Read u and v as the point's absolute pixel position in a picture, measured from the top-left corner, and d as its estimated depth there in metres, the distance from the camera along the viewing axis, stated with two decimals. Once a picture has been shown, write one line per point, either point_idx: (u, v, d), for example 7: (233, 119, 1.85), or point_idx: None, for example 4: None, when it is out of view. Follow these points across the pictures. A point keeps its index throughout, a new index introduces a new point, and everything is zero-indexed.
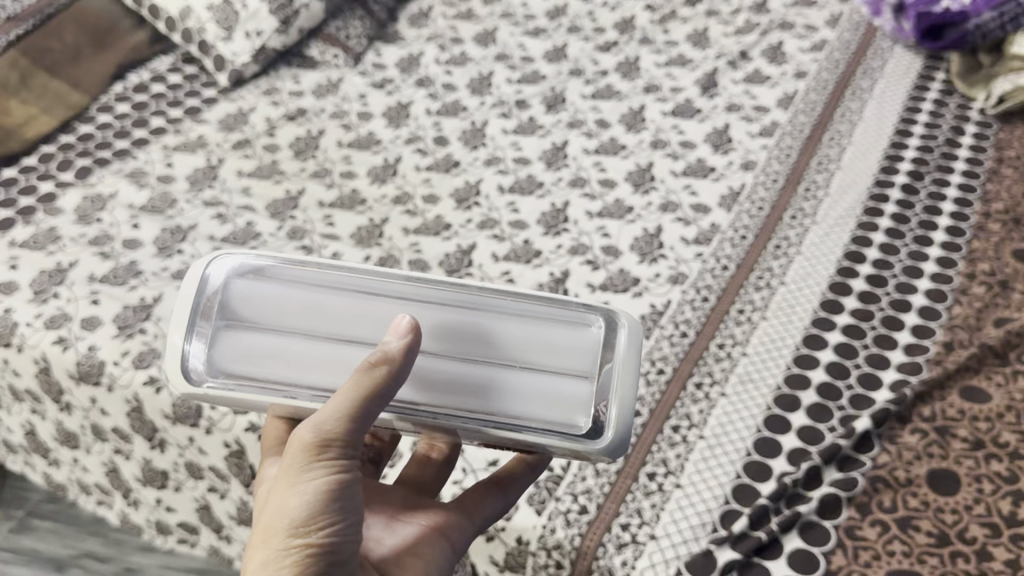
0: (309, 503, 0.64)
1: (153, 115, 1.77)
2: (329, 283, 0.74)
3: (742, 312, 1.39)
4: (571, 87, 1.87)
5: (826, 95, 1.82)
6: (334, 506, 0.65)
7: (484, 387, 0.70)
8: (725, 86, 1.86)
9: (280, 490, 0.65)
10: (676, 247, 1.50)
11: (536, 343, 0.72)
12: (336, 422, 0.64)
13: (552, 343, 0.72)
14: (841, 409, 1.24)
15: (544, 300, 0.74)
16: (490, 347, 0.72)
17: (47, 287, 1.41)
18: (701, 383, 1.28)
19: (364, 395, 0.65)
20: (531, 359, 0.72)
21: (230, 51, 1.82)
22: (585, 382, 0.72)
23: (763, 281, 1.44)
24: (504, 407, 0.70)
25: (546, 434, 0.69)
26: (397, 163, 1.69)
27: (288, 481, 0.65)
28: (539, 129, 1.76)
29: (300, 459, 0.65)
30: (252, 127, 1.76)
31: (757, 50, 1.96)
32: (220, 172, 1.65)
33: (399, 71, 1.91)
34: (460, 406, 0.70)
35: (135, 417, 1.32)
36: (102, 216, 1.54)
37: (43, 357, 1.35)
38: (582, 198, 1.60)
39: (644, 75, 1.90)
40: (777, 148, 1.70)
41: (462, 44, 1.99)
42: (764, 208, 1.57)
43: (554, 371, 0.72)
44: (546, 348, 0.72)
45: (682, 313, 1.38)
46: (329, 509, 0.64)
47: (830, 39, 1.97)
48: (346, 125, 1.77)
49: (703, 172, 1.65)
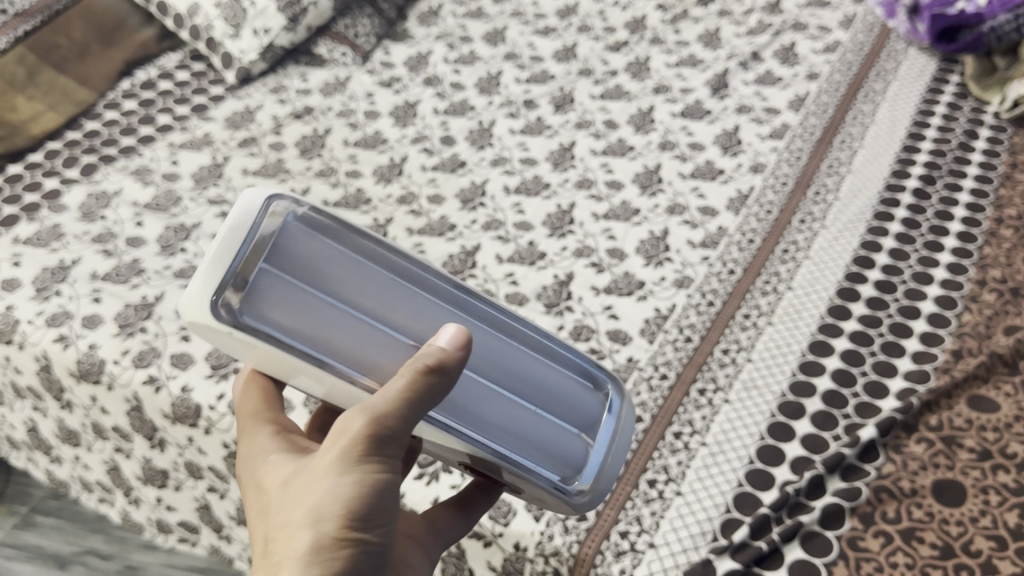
0: (344, 497, 0.57)
1: (159, 112, 1.77)
2: (377, 264, 0.68)
3: (748, 317, 1.37)
4: (580, 88, 1.86)
5: (838, 97, 1.80)
6: (373, 506, 0.58)
7: (512, 422, 0.71)
8: (736, 87, 1.84)
9: (315, 480, 0.59)
10: (682, 251, 1.48)
11: (555, 392, 0.75)
12: (388, 411, 0.58)
13: (567, 398, 0.76)
14: (846, 417, 1.22)
15: (561, 355, 0.78)
16: (524, 388, 0.73)
17: (50, 285, 1.41)
18: (705, 390, 1.26)
19: (420, 385, 0.59)
20: (547, 407, 0.75)
21: (238, 48, 1.82)
22: (580, 439, 0.78)
23: (770, 285, 1.42)
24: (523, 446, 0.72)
25: (548, 480, 0.73)
26: (403, 163, 1.68)
27: (324, 469, 0.59)
28: (547, 129, 1.75)
29: (342, 447, 0.58)
30: (258, 124, 1.75)
31: (769, 51, 1.94)
32: (225, 170, 1.65)
33: (407, 69, 1.90)
34: (490, 433, 0.70)
35: (135, 416, 1.32)
36: (106, 213, 1.54)
37: (44, 355, 1.35)
38: (588, 200, 1.59)
39: (653, 75, 1.88)
40: (788, 150, 1.68)
41: (471, 43, 1.98)
42: (773, 212, 1.55)
43: (564, 420, 0.76)
44: (560, 401, 0.76)
45: (686, 318, 1.37)
46: (366, 509, 0.58)
47: (843, 40, 1.95)
48: (353, 123, 1.76)
49: (711, 174, 1.63)
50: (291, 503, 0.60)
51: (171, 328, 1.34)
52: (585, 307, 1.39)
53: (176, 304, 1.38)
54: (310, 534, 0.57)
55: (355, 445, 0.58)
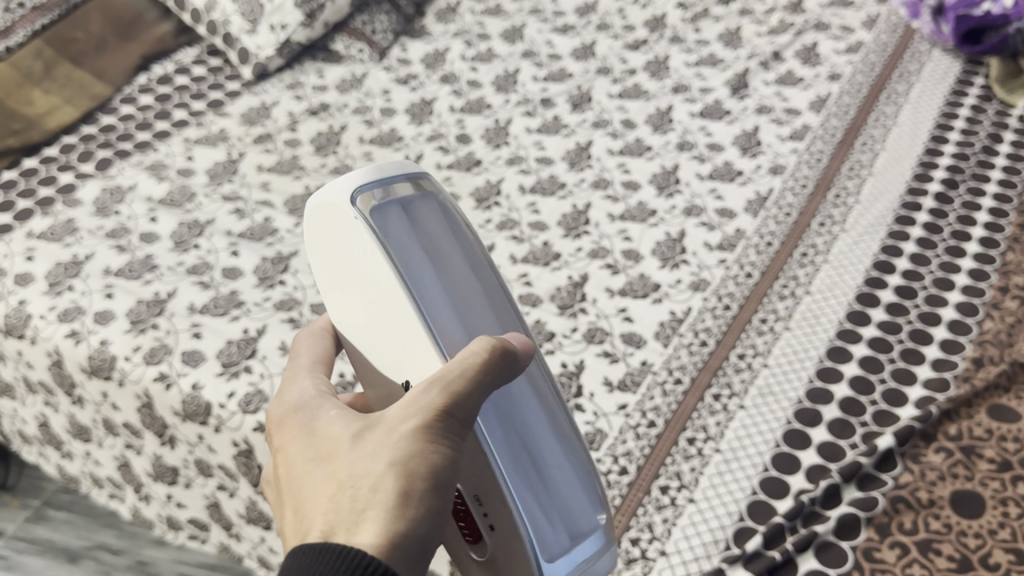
0: (425, 451, 0.59)
1: (175, 107, 1.76)
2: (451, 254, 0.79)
3: (765, 322, 1.35)
4: (598, 86, 1.84)
5: (860, 98, 1.77)
6: (447, 469, 0.60)
7: (524, 461, 0.74)
8: (756, 87, 1.81)
9: (387, 439, 0.60)
10: (698, 253, 1.46)
11: (563, 489, 0.77)
12: (464, 382, 0.63)
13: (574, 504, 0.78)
14: (864, 425, 1.20)
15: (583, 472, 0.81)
16: (536, 453, 0.76)
17: (62, 280, 1.41)
18: (720, 395, 1.25)
19: (493, 363, 0.65)
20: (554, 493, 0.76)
21: (255, 44, 1.81)
22: (565, 534, 0.76)
23: (788, 289, 1.40)
24: (523, 492, 0.72)
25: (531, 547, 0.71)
26: (418, 161, 1.67)
27: (400, 431, 0.60)
28: (563, 129, 1.73)
29: (424, 414, 0.60)
30: (274, 121, 1.74)
31: (791, 50, 1.91)
32: (240, 166, 1.64)
33: (424, 66, 1.89)
34: (503, 453, 0.71)
35: (146, 413, 1.32)
36: (120, 209, 1.54)
37: (56, 350, 1.35)
38: (604, 200, 1.57)
39: (672, 74, 1.86)
40: (808, 152, 1.65)
41: (489, 40, 1.97)
42: (792, 214, 1.53)
43: (563, 499, 0.77)
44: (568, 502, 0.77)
45: (702, 321, 1.35)
46: (440, 469, 0.59)
47: (867, 41, 1.92)
48: (368, 120, 1.75)
49: (730, 175, 1.61)
50: (360, 464, 0.59)
51: (183, 325, 1.34)
52: (599, 309, 1.37)
53: (188, 301, 1.38)
54: (392, 487, 0.56)
55: (429, 412, 0.61)
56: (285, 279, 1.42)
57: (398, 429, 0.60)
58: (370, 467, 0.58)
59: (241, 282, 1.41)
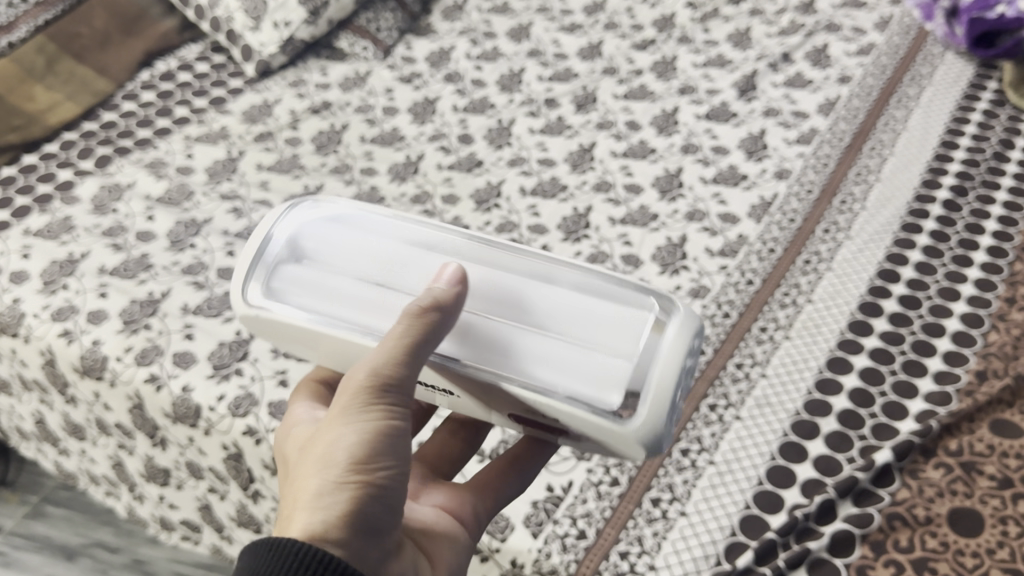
0: (351, 436, 0.59)
1: (177, 104, 1.75)
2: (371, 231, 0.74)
3: (765, 331, 1.32)
4: (603, 87, 1.82)
5: (870, 102, 1.74)
6: (384, 448, 0.59)
7: (534, 339, 0.67)
8: (764, 89, 1.78)
9: (329, 428, 0.61)
10: (699, 259, 1.44)
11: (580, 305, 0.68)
12: (392, 356, 0.60)
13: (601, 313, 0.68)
14: (862, 439, 1.17)
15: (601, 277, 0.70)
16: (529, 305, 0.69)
17: (57, 278, 1.40)
18: (716, 405, 1.22)
19: (419, 324, 0.61)
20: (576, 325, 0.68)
21: (258, 41, 1.80)
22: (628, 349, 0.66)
23: (789, 297, 1.37)
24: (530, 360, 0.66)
25: (572, 404, 0.63)
26: (419, 161, 1.65)
27: (337, 426, 0.59)
28: (567, 130, 1.71)
29: (351, 396, 0.60)
30: (275, 119, 1.73)
31: (801, 52, 1.88)
32: (239, 165, 1.63)
33: (428, 65, 1.87)
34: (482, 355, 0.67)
35: (137, 413, 1.31)
36: (118, 207, 1.53)
37: (49, 350, 1.34)
38: (605, 203, 1.55)
39: (680, 75, 1.83)
40: (815, 156, 1.62)
41: (495, 39, 1.95)
42: (797, 220, 1.50)
43: (601, 331, 0.67)
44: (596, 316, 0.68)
45: (700, 329, 1.33)
46: (374, 449, 0.58)
47: (878, 43, 1.89)
48: (371, 119, 1.74)
49: (734, 179, 1.59)
50: (303, 466, 0.61)
51: (176, 326, 1.33)
52: None
53: (182, 302, 1.37)
54: (314, 480, 0.58)
55: (362, 394, 0.60)
56: None
57: (336, 427, 0.60)
58: (312, 469, 0.59)
59: None
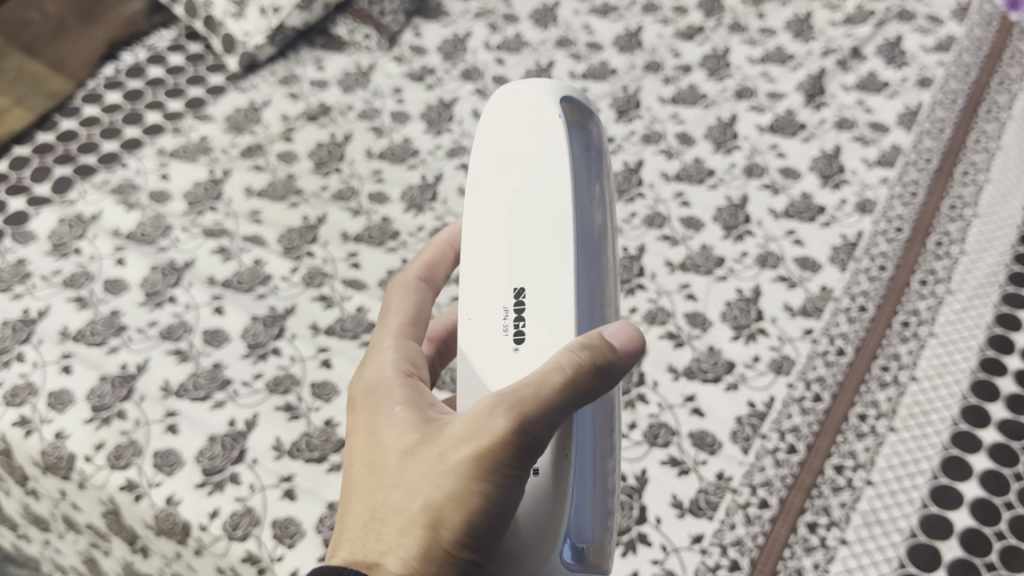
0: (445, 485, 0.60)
1: (148, 108, 1.49)
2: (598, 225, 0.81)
3: (865, 421, 1.10)
4: (647, 87, 1.56)
5: (957, 112, 1.49)
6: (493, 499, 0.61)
7: None
8: (834, 93, 1.54)
9: (426, 460, 0.62)
10: (778, 320, 1.21)
11: None
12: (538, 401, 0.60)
13: None
14: (991, 569, 0.96)
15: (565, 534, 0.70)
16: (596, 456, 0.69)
17: (10, 346, 1.16)
18: (816, 525, 1.01)
19: (578, 382, 0.61)
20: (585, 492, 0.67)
21: (242, 30, 1.53)
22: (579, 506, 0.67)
23: (890, 373, 1.15)
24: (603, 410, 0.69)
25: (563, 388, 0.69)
26: (437, 184, 1.41)
27: (442, 470, 0.61)
28: (607, 144, 1.47)
29: (478, 444, 0.59)
30: (265, 127, 1.48)
31: (871, 46, 1.63)
32: (224, 189, 1.38)
33: (442, 57, 1.61)
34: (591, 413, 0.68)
35: (112, 519, 1.08)
36: (81, 246, 1.28)
37: (2, 439, 1.11)
38: (660, 242, 1.31)
39: (735, 73, 1.58)
40: (901, 183, 1.39)
41: (517, 24, 1.68)
42: (888, 267, 1.27)
43: None
44: None
45: (788, 418, 1.11)
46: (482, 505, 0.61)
47: (958, 36, 1.64)
48: (377, 128, 1.49)
49: (810, 213, 1.35)
50: (402, 492, 0.61)
51: (155, 414, 1.10)
52: (661, 397, 1.13)
53: (162, 378, 1.14)
54: (415, 539, 0.60)
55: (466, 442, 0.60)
56: (280, 347, 1.17)
57: (449, 467, 0.60)
58: (404, 506, 0.61)
59: (226, 349, 1.17)
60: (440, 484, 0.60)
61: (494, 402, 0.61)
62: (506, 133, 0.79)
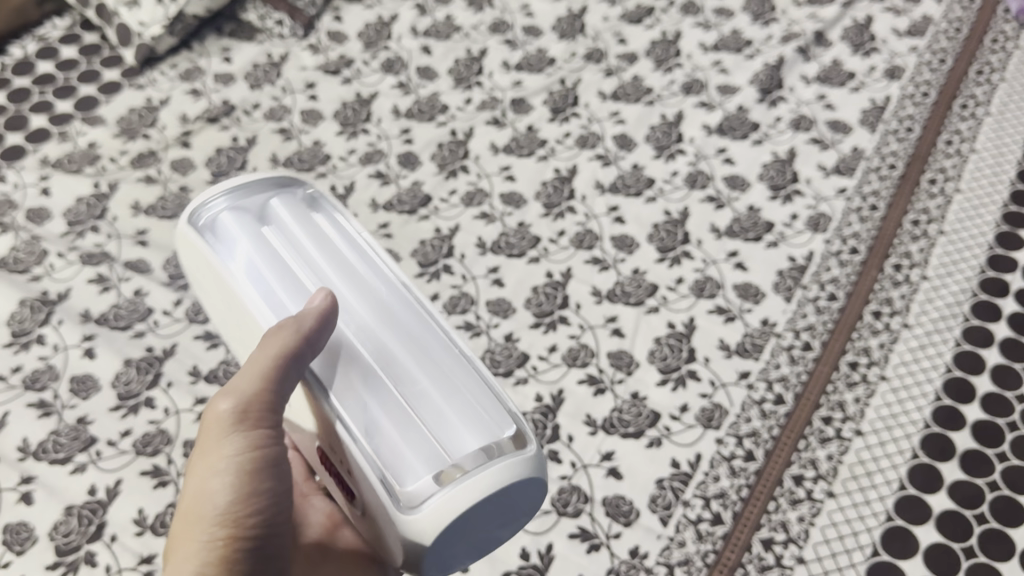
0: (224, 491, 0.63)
1: (34, 110, 1.36)
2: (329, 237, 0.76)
3: (800, 486, 0.99)
4: (586, 79, 1.42)
5: (927, 107, 1.35)
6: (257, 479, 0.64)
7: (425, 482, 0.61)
8: (793, 87, 1.40)
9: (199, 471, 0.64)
10: (712, 361, 1.08)
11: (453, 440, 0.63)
12: (257, 380, 0.64)
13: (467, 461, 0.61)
14: None
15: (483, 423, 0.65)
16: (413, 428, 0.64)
17: None
18: None
19: (283, 356, 0.64)
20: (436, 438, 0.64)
21: (136, 20, 1.39)
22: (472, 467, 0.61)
23: (832, 427, 1.03)
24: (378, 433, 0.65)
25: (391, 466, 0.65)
26: (348, 196, 1.28)
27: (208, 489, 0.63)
28: (539, 148, 1.33)
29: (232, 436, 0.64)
30: (160, 129, 1.34)
31: (837, 29, 1.48)
32: (110, 205, 1.25)
33: (363, 46, 1.47)
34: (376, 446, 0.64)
35: None
36: None
37: None
38: (588, 265, 1.18)
39: (684, 63, 1.44)
40: (860, 194, 1.25)
41: (449, 5, 1.53)
42: (838, 296, 1.15)
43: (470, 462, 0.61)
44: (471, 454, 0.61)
45: (715, 481, 0.99)
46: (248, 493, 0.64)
47: (935, 16, 1.48)
48: (284, 130, 1.35)
49: (756, 230, 1.21)
50: (190, 505, 0.64)
51: (8, 480, 0.98)
52: (576, 456, 1.01)
53: (20, 436, 1.02)
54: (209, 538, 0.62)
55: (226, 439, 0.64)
56: (153, 398, 1.05)
57: (230, 463, 0.64)
58: (197, 518, 0.63)
59: (93, 400, 1.05)
60: (217, 492, 0.63)
61: (232, 398, 0.64)
62: (197, 272, 0.77)
